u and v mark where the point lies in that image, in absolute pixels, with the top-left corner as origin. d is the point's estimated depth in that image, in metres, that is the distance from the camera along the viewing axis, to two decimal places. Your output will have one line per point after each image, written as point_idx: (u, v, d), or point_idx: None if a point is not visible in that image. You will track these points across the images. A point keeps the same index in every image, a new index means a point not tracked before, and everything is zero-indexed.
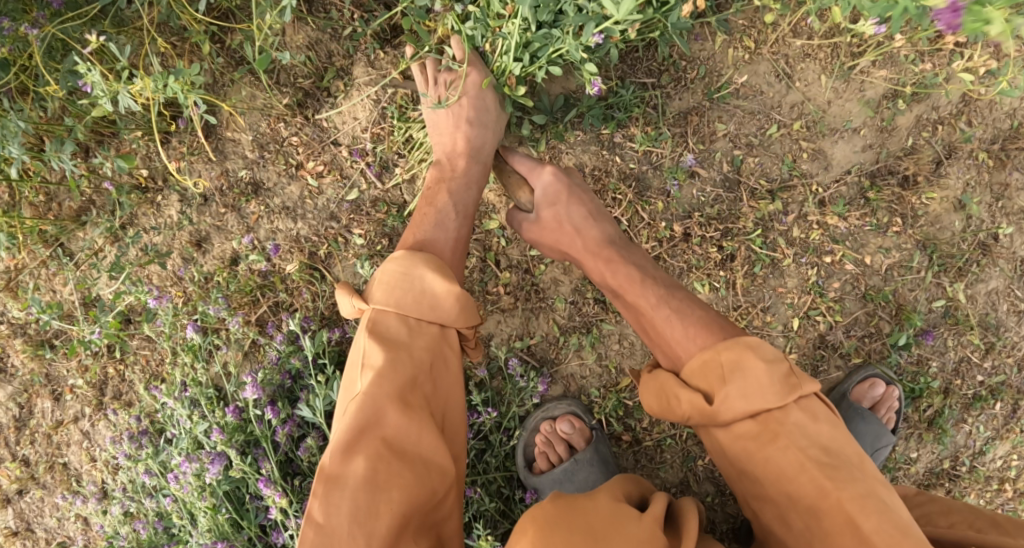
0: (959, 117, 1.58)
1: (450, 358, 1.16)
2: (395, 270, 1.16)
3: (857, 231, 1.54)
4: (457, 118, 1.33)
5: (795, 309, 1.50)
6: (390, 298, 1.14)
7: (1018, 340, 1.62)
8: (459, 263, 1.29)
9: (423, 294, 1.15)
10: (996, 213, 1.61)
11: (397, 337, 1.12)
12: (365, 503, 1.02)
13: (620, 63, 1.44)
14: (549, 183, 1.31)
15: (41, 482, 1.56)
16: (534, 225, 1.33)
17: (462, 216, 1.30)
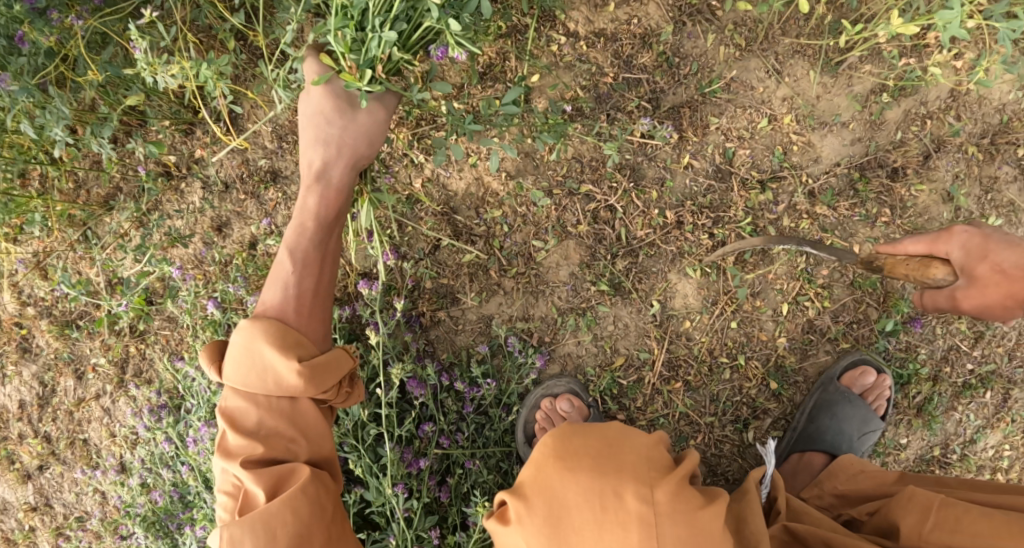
0: (948, 111, 1.65)
1: (309, 417, 1.22)
2: (239, 346, 1.21)
3: (846, 222, 1.60)
4: (309, 139, 1.25)
5: (784, 294, 1.55)
6: (238, 381, 1.20)
7: (1007, 330, 1.66)
8: (311, 320, 1.27)
9: (265, 371, 1.19)
10: (985, 204, 1.67)
11: (251, 421, 1.19)
12: (263, 532, 1.13)
13: (615, 59, 1.52)
14: (967, 238, 1.05)
15: (62, 457, 1.66)
16: (971, 290, 1.05)
17: (302, 268, 1.28)
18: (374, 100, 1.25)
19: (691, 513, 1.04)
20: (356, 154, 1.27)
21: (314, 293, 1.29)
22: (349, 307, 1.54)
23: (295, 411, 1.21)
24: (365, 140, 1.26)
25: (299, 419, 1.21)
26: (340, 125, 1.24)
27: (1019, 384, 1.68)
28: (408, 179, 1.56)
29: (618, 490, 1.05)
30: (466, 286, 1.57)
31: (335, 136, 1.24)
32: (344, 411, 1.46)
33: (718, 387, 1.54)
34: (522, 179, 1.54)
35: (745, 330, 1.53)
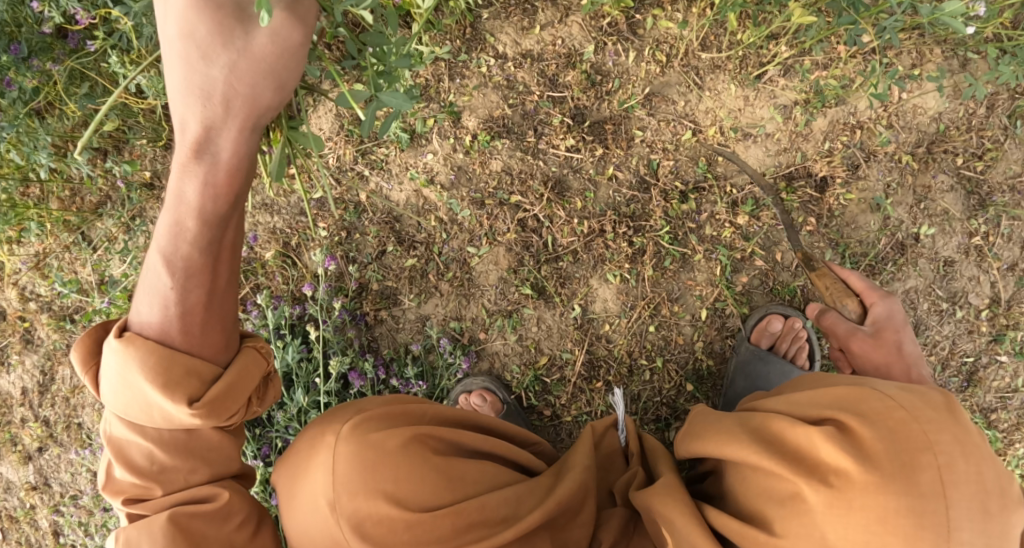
0: (879, 121, 1.69)
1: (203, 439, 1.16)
2: (123, 374, 1.11)
3: (772, 230, 1.63)
4: (190, 82, 1.05)
5: (703, 301, 1.61)
6: (118, 403, 1.13)
7: (937, 338, 1.70)
8: (210, 338, 1.15)
9: (145, 398, 1.11)
10: (917, 214, 1.69)
11: (139, 447, 1.14)
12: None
13: (540, 78, 1.61)
14: (890, 306, 1.33)
15: (59, 438, 1.89)
16: (870, 340, 1.31)
17: (186, 271, 1.12)
18: (279, 18, 1.03)
19: (366, 441, 1.11)
20: (250, 102, 1.07)
21: (202, 298, 1.14)
22: (299, 307, 1.71)
23: (193, 440, 1.16)
24: (270, 87, 1.07)
25: (198, 449, 1.16)
26: (224, 65, 1.04)
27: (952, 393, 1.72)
28: (354, 191, 1.70)
29: (322, 440, 1.15)
30: (406, 288, 1.71)
31: (219, 86, 1.05)
32: (290, 398, 1.63)
33: (639, 388, 1.63)
34: (455, 190, 1.66)
35: (664, 333, 1.61)
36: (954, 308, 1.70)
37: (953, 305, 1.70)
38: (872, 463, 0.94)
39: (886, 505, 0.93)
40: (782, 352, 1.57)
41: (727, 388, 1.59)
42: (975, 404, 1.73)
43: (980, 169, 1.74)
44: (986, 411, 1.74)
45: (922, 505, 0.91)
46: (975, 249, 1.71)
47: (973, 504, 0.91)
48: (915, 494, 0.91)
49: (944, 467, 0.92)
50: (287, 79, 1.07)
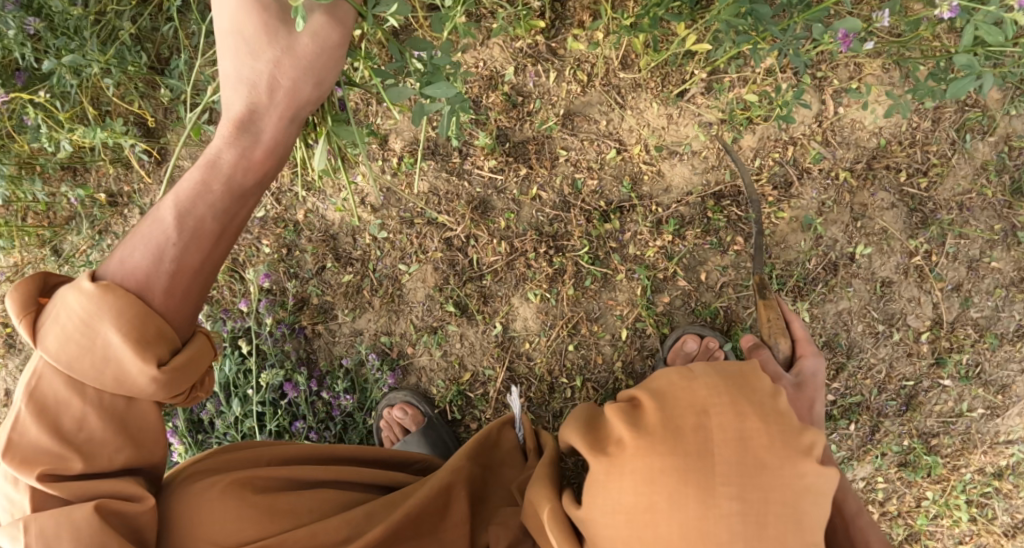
0: (813, 137, 1.66)
1: (141, 412, 1.07)
2: (77, 320, 1.03)
3: (697, 249, 1.63)
4: (239, 61, 1.07)
5: (624, 320, 1.62)
6: (65, 354, 1.03)
7: (873, 361, 1.65)
8: (185, 301, 1.09)
9: (106, 358, 1.02)
10: (853, 234, 1.65)
11: (71, 411, 1.04)
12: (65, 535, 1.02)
13: (463, 100, 1.64)
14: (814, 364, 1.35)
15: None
16: (793, 386, 1.30)
17: (192, 235, 1.08)
18: (319, 20, 1.06)
19: (189, 489, 1.12)
20: (292, 95, 1.10)
21: (199, 266, 1.10)
22: (239, 322, 1.73)
23: (130, 411, 1.07)
24: (310, 80, 1.09)
25: (132, 422, 1.07)
26: (270, 60, 1.07)
27: (890, 417, 1.67)
28: (293, 210, 1.76)
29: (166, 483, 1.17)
30: (342, 304, 1.75)
31: (263, 76, 1.08)
32: (229, 408, 1.69)
33: (560, 404, 1.65)
34: (384, 211, 1.70)
35: (584, 352, 1.63)
36: (890, 331, 1.65)
37: (890, 327, 1.65)
38: (645, 431, 0.97)
39: (655, 469, 0.95)
40: None
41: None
42: (914, 428, 1.68)
43: (925, 186, 1.69)
44: (926, 436, 1.69)
45: (688, 465, 0.94)
46: (915, 269, 1.66)
47: (741, 461, 0.93)
48: (681, 453, 0.94)
49: (712, 429, 0.95)
50: (326, 75, 1.10)
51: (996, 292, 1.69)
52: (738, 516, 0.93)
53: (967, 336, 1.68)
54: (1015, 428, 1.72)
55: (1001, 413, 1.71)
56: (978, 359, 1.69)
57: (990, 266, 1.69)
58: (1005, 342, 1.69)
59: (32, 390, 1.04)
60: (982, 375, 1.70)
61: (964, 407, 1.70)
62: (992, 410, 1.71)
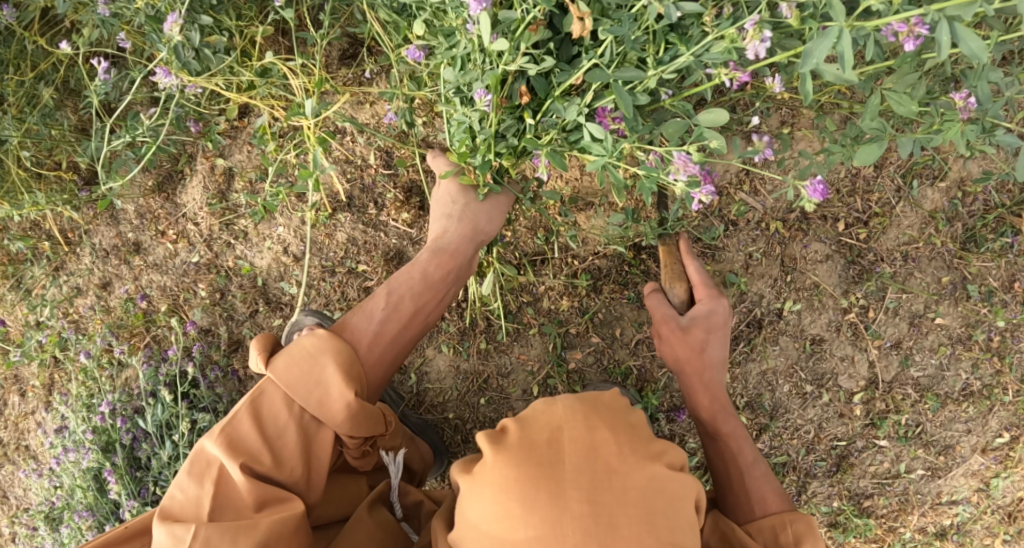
0: (740, 186, 1.58)
1: (326, 446, 1.19)
2: (306, 349, 1.22)
3: (612, 304, 1.59)
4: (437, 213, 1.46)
5: (535, 376, 1.60)
6: (283, 375, 1.19)
7: (800, 422, 1.58)
8: (380, 364, 1.32)
9: (317, 384, 1.19)
10: (781, 289, 1.57)
11: (277, 421, 1.17)
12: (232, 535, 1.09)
13: (378, 152, 1.64)
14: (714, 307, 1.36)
15: (12, 458, 2.04)
16: (680, 331, 1.36)
17: (391, 310, 1.35)
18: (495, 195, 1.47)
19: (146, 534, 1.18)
20: (475, 226, 1.45)
21: (394, 339, 1.35)
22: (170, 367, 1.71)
23: (317, 436, 1.19)
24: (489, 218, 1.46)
25: (317, 445, 1.19)
26: (463, 205, 1.45)
27: (819, 477, 1.60)
28: (222, 256, 1.76)
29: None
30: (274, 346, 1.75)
31: (459, 210, 1.45)
32: (161, 450, 1.69)
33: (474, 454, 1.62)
34: (305, 260, 1.70)
35: (495, 407, 1.61)
36: (819, 392, 1.58)
37: (819, 388, 1.58)
38: (501, 446, 1.02)
39: (508, 478, 0.99)
40: None
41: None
42: (845, 489, 1.61)
43: (864, 237, 1.59)
44: (858, 497, 1.62)
45: (542, 471, 0.98)
46: (849, 326, 1.58)
47: (592, 467, 0.99)
48: (534, 462, 0.99)
49: (565, 440, 1.00)
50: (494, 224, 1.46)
51: (940, 349, 1.59)
52: (589, 517, 0.96)
53: (906, 397, 1.59)
54: (959, 490, 1.63)
55: (943, 474, 1.62)
56: (918, 419, 1.60)
57: (934, 322, 1.59)
58: (949, 402, 1.60)
59: (253, 399, 1.18)
60: (923, 435, 1.61)
61: (902, 468, 1.61)
62: (933, 471, 1.62)
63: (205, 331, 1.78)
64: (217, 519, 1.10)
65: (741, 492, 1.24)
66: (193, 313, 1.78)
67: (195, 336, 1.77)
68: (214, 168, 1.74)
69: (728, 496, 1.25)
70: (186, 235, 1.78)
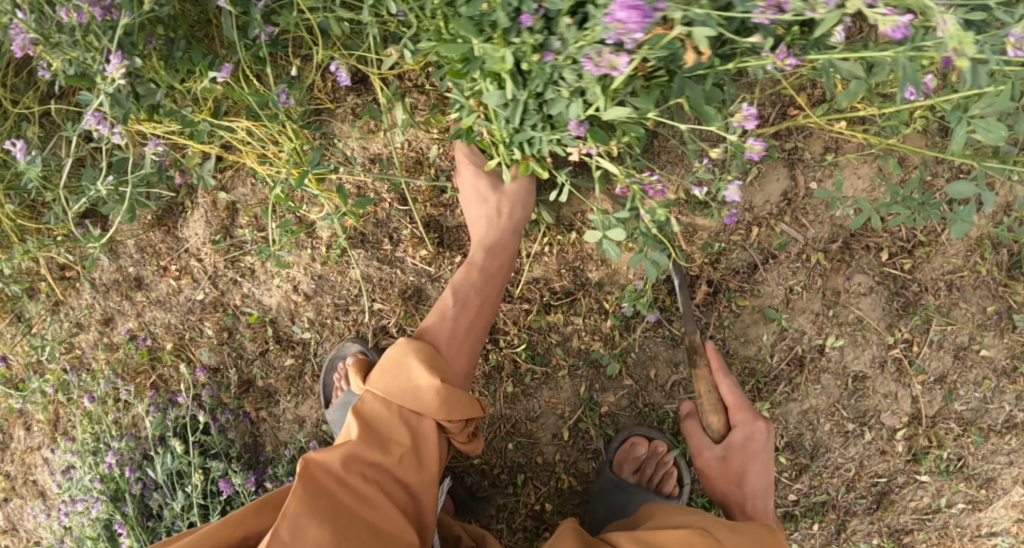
0: (780, 217, 1.49)
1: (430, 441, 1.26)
2: (391, 356, 1.31)
3: (647, 342, 1.51)
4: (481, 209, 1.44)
5: (566, 420, 1.52)
6: (380, 383, 1.29)
7: (841, 461, 1.53)
8: (460, 353, 1.38)
9: (410, 382, 1.28)
10: (823, 325, 1.51)
11: (382, 418, 1.27)
12: (331, 513, 1.15)
13: (392, 185, 1.54)
14: (758, 435, 1.32)
15: (16, 494, 1.80)
16: (717, 461, 1.32)
17: (461, 306, 1.40)
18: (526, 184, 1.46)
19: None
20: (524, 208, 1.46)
21: (467, 331, 1.39)
22: (180, 410, 1.62)
23: (420, 426, 1.26)
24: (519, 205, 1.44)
25: (418, 435, 1.26)
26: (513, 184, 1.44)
27: (859, 515, 1.56)
28: (228, 294, 1.67)
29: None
30: (287, 389, 1.68)
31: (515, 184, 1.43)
32: (173, 500, 1.59)
33: (502, 499, 1.55)
34: (317, 298, 1.61)
35: (525, 452, 1.53)
36: (861, 430, 1.53)
37: (861, 426, 1.53)
38: None
39: None
40: (645, 479, 1.47)
41: (591, 511, 1.50)
42: (885, 526, 1.57)
43: (909, 267, 1.51)
44: (898, 533, 1.58)
45: None
46: (893, 361, 1.52)
47: None
48: None
49: None
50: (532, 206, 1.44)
51: (984, 383, 1.54)
52: None
53: (949, 431, 1.54)
54: (998, 521, 1.59)
55: (984, 507, 1.58)
56: (961, 452, 1.55)
57: (979, 354, 1.53)
58: (992, 434, 1.55)
59: (357, 410, 1.28)
60: (964, 469, 1.56)
61: (943, 503, 1.57)
62: (974, 505, 1.58)
63: (214, 371, 1.69)
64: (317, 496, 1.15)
65: None
66: (201, 354, 1.69)
67: (206, 376, 1.68)
68: (216, 203, 1.63)
69: None
70: (189, 271, 1.68)
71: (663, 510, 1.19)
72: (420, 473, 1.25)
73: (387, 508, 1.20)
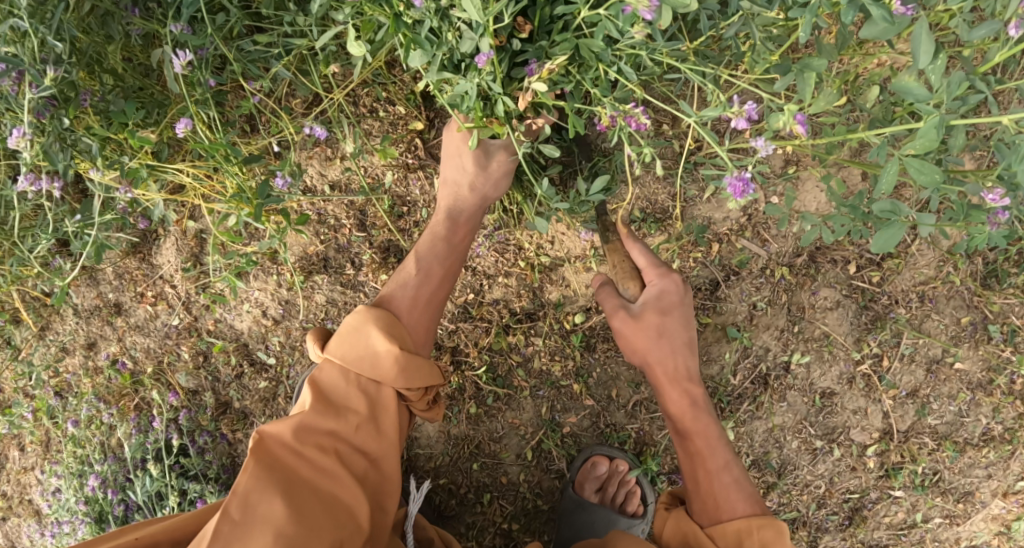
0: (741, 233, 1.45)
1: (390, 411, 1.19)
2: (350, 325, 1.22)
3: (608, 362, 1.50)
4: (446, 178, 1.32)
5: (528, 440, 1.52)
6: (338, 352, 1.19)
7: (810, 478, 1.51)
8: (420, 322, 1.29)
9: (367, 352, 1.19)
10: (788, 342, 1.48)
11: (340, 389, 1.18)
12: (284, 486, 1.08)
13: (351, 211, 1.55)
14: (668, 287, 1.26)
15: (14, 512, 1.87)
16: (655, 310, 1.26)
17: (424, 274, 1.31)
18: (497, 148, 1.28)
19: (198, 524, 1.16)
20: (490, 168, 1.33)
21: (429, 300, 1.31)
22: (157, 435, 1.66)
23: (379, 395, 1.19)
24: (494, 186, 1.29)
25: (379, 404, 1.18)
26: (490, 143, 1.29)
27: (831, 531, 1.54)
28: (202, 319, 1.70)
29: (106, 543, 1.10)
30: (262, 410, 1.71)
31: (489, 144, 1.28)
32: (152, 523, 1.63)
33: (470, 518, 1.55)
34: (286, 322, 1.64)
35: (488, 472, 1.54)
36: (830, 447, 1.50)
37: (830, 443, 1.50)
38: None
39: None
40: (607, 497, 1.48)
41: (556, 530, 1.50)
42: (858, 542, 1.54)
43: (877, 279, 1.47)
44: None
45: None
46: (861, 377, 1.49)
47: None
48: None
49: None
50: (494, 189, 1.29)
51: (958, 396, 1.50)
52: None
53: (923, 446, 1.51)
54: (978, 534, 1.55)
55: (962, 521, 1.54)
56: (936, 467, 1.52)
57: (953, 368, 1.49)
58: (969, 448, 1.51)
59: (312, 379, 1.19)
60: (940, 484, 1.52)
61: (918, 518, 1.54)
62: (951, 519, 1.54)
63: (192, 394, 1.72)
64: (270, 467, 1.08)
65: (707, 495, 1.18)
66: (178, 378, 1.72)
67: (184, 399, 1.71)
68: (185, 231, 1.67)
69: (693, 500, 1.20)
70: (165, 297, 1.71)
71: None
72: (380, 438, 1.18)
73: (347, 481, 1.13)
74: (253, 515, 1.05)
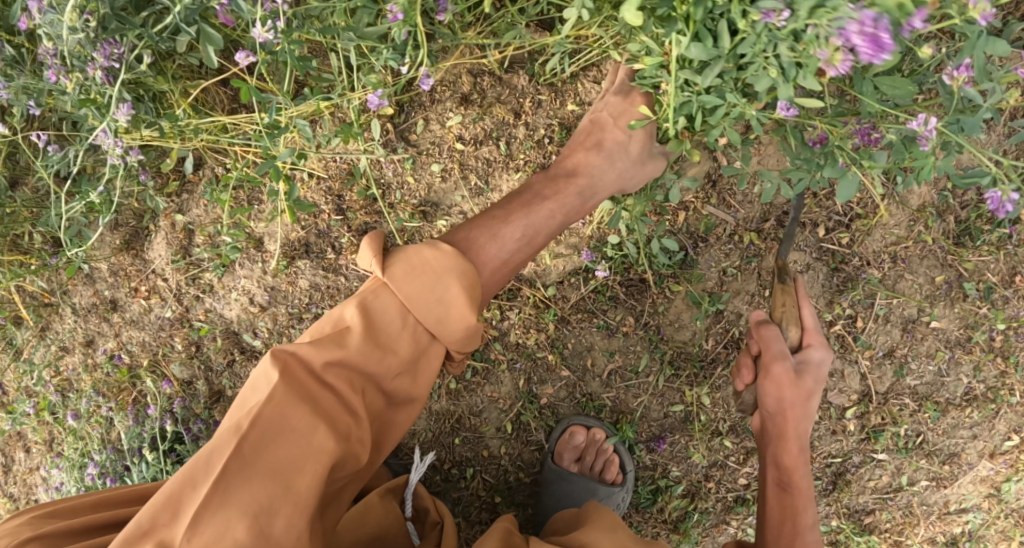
0: (706, 200, 1.47)
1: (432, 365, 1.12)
2: (436, 270, 1.09)
3: (583, 333, 1.52)
4: (592, 142, 1.32)
5: (508, 413, 1.55)
6: (405, 287, 1.08)
7: None
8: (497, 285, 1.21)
9: (438, 306, 1.09)
10: (759, 306, 1.49)
11: (391, 328, 1.08)
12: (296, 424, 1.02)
13: (329, 196, 1.62)
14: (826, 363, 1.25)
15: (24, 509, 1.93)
16: (792, 374, 1.23)
17: (526, 242, 1.23)
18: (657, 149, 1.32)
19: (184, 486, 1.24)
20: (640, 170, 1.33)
21: (514, 266, 1.23)
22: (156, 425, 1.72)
23: (429, 350, 1.11)
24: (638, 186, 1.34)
25: (423, 357, 1.11)
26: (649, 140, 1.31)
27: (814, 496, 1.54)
28: (192, 310, 1.76)
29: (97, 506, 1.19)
30: None
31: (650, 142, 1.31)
32: None
33: (456, 493, 1.58)
34: (272, 308, 1.70)
35: (471, 446, 1.56)
36: None
37: None
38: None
39: None
40: (586, 467, 1.51)
41: (540, 502, 1.53)
42: (843, 507, 1.55)
43: (847, 241, 1.47)
44: (859, 514, 1.55)
45: None
46: (835, 339, 1.50)
47: None
48: None
49: None
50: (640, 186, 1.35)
51: (937, 355, 1.49)
52: None
53: (903, 407, 1.51)
54: (968, 497, 1.54)
55: (949, 483, 1.53)
56: (918, 428, 1.51)
57: (929, 327, 1.49)
58: (951, 408, 1.50)
59: (369, 301, 1.09)
60: (924, 445, 1.51)
61: (903, 481, 1.53)
62: (937, 481, 1.53)
63: (188, 384, 1.77)
64: (291, 404, 1.02)
65: None
66: (173, 368, 1.77)
67: (180, 389, 1.77)
68: (174, 225, 1.73)
69: None
70: (158, 290, 1.76)
71: (600, 521, 1.20)
72: (402, 395, 1.11)
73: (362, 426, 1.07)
74: (261, 450, 1.00)
